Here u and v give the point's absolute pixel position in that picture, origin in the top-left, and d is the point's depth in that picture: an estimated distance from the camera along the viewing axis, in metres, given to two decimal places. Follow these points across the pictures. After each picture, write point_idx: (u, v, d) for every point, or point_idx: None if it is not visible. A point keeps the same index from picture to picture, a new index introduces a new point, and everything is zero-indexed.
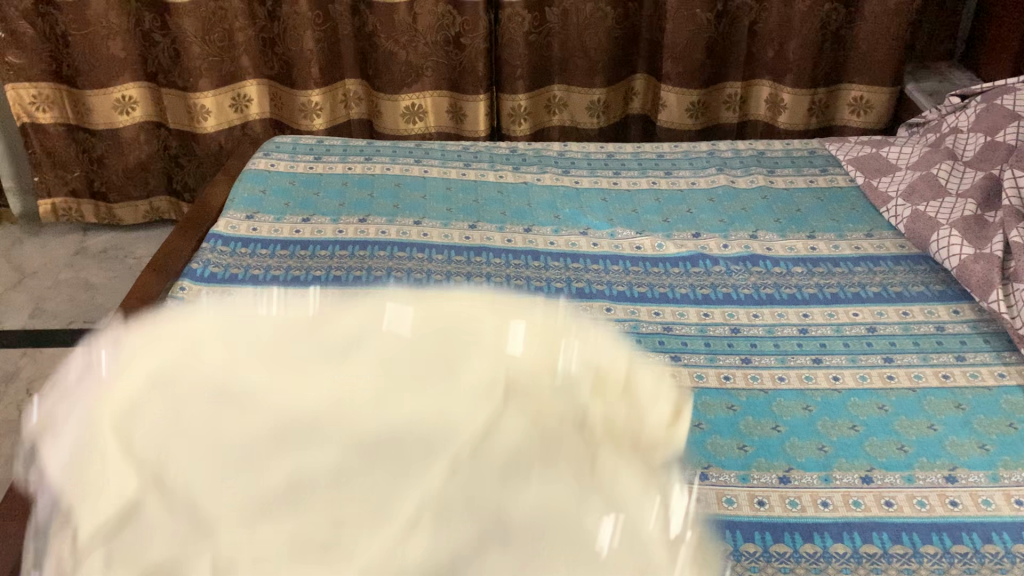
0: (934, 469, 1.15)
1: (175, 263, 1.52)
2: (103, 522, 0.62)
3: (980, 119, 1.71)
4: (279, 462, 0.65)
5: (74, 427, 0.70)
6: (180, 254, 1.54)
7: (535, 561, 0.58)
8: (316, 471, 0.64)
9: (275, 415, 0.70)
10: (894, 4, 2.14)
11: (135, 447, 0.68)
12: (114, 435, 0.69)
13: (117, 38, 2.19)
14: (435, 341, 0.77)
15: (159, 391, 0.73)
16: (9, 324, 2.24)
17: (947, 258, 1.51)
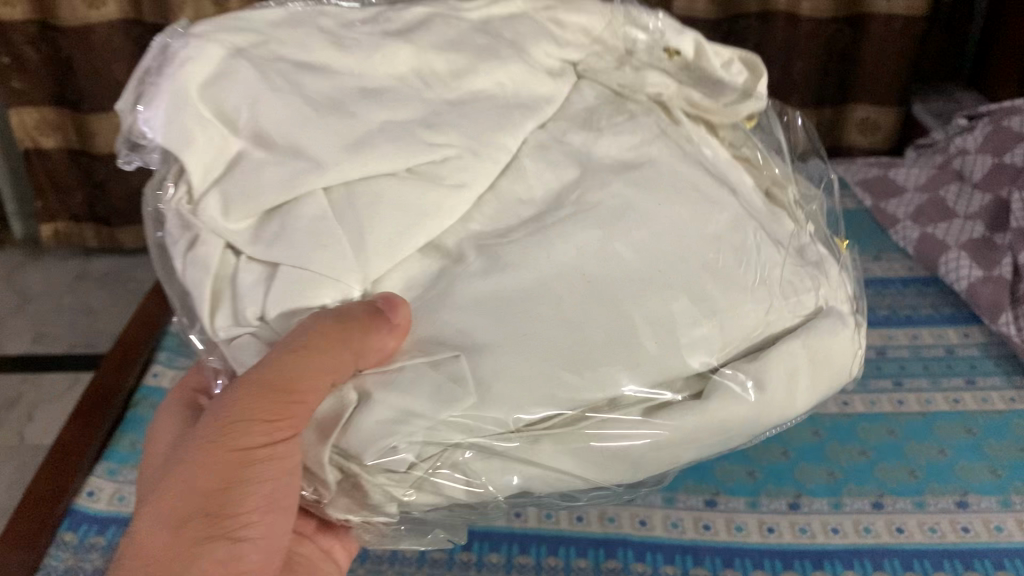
0: (945, 495, 1.13)
1: None
2: (219, 175, 0.80)
3: (988, 140, 1.69)
4: (372, 109, 0.86)
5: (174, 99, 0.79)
6: None
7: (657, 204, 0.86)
8: (410, 118, 0.87)
9: (355, 83, 0.88)
10: (899, 26, 2.11)
11: (226, 108, 0.81)
12: (210, 104, 0.81)
13: (121, 62, 2.19)
14: (471, 39, 0.96)
15: (242, 60, 0.84)
16: (12, 349, 2.24)
17: (956, 281, 1.49)
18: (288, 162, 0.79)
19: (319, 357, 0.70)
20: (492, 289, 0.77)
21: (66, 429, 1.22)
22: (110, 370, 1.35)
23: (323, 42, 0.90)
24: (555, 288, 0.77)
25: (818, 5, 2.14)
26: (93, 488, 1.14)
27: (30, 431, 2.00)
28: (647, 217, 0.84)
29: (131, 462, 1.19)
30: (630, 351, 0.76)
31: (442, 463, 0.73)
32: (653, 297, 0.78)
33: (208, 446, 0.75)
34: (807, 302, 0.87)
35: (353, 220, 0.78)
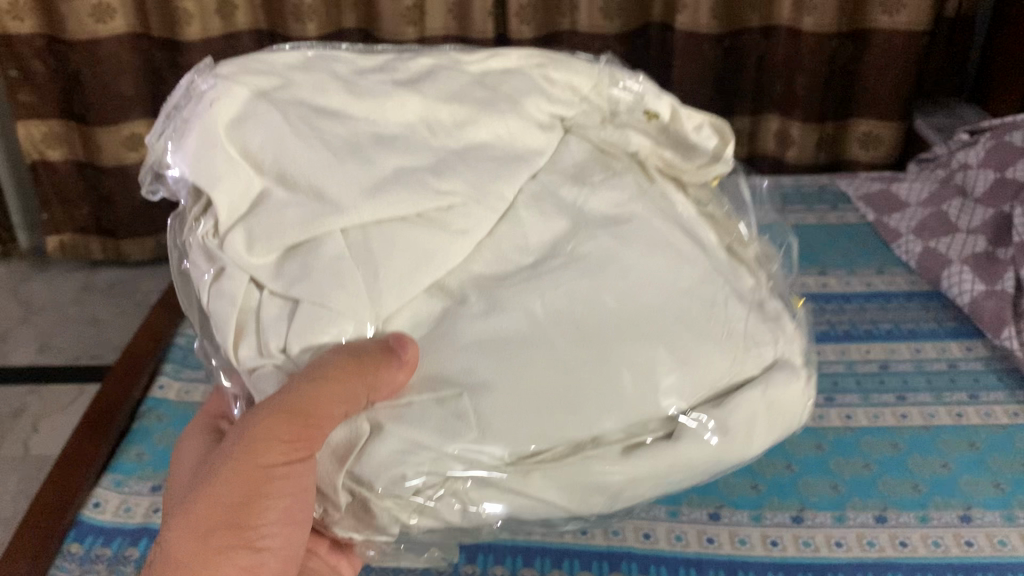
0: (948, 509, 1.13)
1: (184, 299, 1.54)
2: (241, 214, 0.82)
3: (990, 155, 1.70)
4: (386, 154, 0.86)
5: (200, 140, 0.82)
6: None
7: (649, 252, 0.86)
8: (416, 165, 0.86)
9: (367, 128, 0.89)
10: (901, 41, 2.13)
11: (250, 147, 0.84)
12: (235, 142, 0.84)
13: (128, 75, 2.20)
14: (469, 92, 0.94)
15: (263, 102, 0.87)
16: (18, 359, 2.25)
17: (959, 295, 1.50)
18: (308, 203, 0.81)
19: (337, 388, 0.71)
20: (482, 331, 0.78)
21: (72, 441, 1.23)
22: (116, 382, 1.35)
23: (337, 91, 0.91)
24: (542, 334, 0.78)
25: (821, 19, 2.13)
26: (98, 500, 1.15)
27: (35, 442, 2.00)
28: (635, 265, 0.84)
29: (137, 473, 1.20)
30: (612, 400, 0.76)
31: (442, 491, 0.75)
32: (639, 345, 0.78)
33: (235, 461, 0.77)
34: (764, 347, 0.86)
35: (369, 263, 0.78)
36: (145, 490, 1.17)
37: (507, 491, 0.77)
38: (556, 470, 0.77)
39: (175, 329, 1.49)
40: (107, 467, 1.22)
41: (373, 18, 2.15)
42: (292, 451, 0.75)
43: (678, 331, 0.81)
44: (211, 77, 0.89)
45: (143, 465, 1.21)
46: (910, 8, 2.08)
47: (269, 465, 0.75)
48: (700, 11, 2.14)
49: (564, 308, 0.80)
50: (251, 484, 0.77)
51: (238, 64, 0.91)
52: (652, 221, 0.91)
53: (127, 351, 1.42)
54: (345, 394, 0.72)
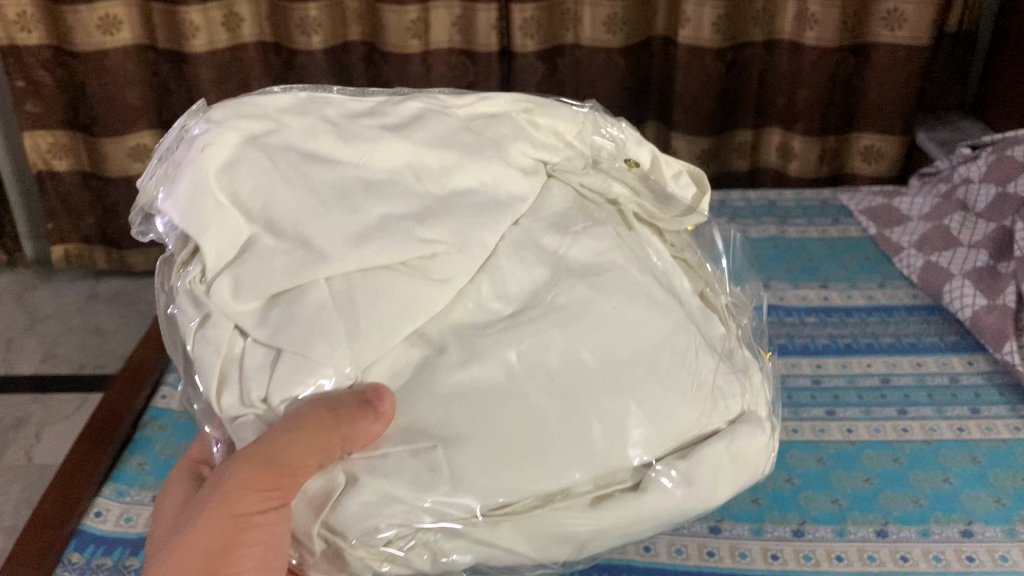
0: (950, 524, 1.13)
1: None
2: (228, 259, 0.81)
3: (992, 170, 1.71)
4: (372, 200, 0.85)
5: (189, 187, 0.81)
6: None
7: (625, 302, 0.87)
8: (404, 212, 0.86)
9: (356, 175, 0.87)
10: (903, 55, 2.14)
11: (240, 194, 0.82)
12: (224, 187, 0.82)
13: (134, 87, 2.22)
14: (456, 137, 0.94)
15: (254, 146, 0.85)
16: (22, 369, 2.25)
17: (960, 309, 1.50)
18: (294, 252, 0.80)
19: (311, 438, 0.71)
20: (458, 381, 0.78)
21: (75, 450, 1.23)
22: (119, 392, 1.36)
23: (327, 132, 0.89)
24: (516, 386, 0.78)
25: (822, 34, 2.15)
26: (100, 509, 1.15)
27: (38, 451, 2.00)
28: (614, 314, 0.85)
29: (139, 483, 1.20)
30: (584, 452, 0.77)
31: (413, 541, 0.75)
32: (613, 399, 0.79)
33: (205, 513, 0.72)
34: (730, 400, 0.88)
35: (351, 314, 0.78)
36: (147, 500, 1.17)
37: (472, 539, 0.77)
38: (521, 519, 0.77)
39: None
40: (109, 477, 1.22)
41: (378, 31, 2.17)
42: (266, 499, 0.72)
43: (652, 384, 0.82)
44: (202, 118, 0.87)
45: (145, 475, 1.21)
46: (910, 24, 2.09)
47: (242, 516, 0.72)
48: (702, 25, 2.15)
49: (539, 359, 0.81)
50: (221, 538, 0.72)
51: (229, 105, 0.88)
52: (624, 266, 0.92)
53: (130, 362, 1.42)
54: (321, 446, 0.71)
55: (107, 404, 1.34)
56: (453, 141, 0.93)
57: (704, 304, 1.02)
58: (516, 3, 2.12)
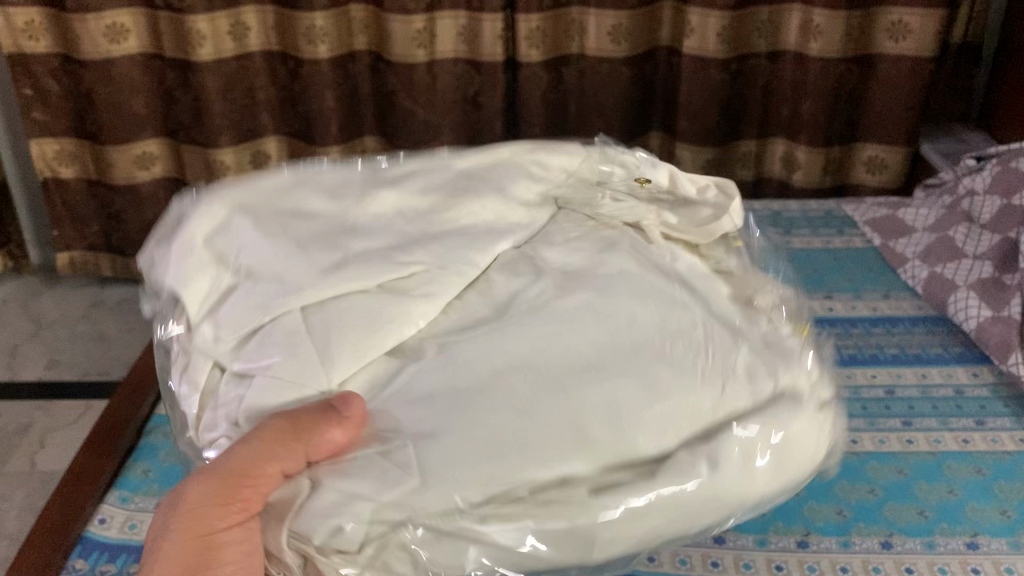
0: (955, 536, 1.13)
1: None
2: (212, 307, 0.89)
3: (996, 181, 1.71)
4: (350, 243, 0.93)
5: (179, 249, 0.91)
6: None
7: (617, 304, 0.88)
8: (377, 249, 0.93)
9: (336, 224, 0.97)
10: (907, 66, 2.15)
11: (222, 250, 0.92)
12: (208, 247, 0.92)
13: (140, 95, 2.23)
14: (439, 187, 1.03)
15: (237, 212, 0.96)
16: (26, 375, 2.26)
17: (966, 320, 1.50)
18: (271, 288, 0.87)
19: (274, 446, 0.73)
20: (436, 384, 0.79)
21: (79, 457, 1.24)
22: (123, 399, 1.36)
23: (311, 196, 1.00)
24: (502, 382, 0.79)
25: (826, 45, 2.17)
26: (104, 516, 1.15)
27: (42, 457, 2.01)
28: (603, 313, 0.87)
29: (143, 490, 1.20)
30: (577, 440, 0.76)
31: (388, 547, 0.71)
32: (597, 384, 0.79)
33: (171, 532, 0.69)
34: (754, 386, 0.86)
35: (322, 335, 0.82)
36: (151, 507, 1.17)
37: (458, 544, 0.73)
38: (515, 515, 0.73)
39: None
40: (112, 484, 1.22)
41: (384, 41, 2.18)
42: (228, 514, 0.70)
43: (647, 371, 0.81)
44: (193, 199, 0.99)
45: (149, 482, 1.21)
46: (915, 35, 2.11)
47: (212, 529, 0.70)
48: (707, 36, 2.17)
49: (528, 357, 0.81)
50: (190, 553, 0.68)
51: (219, 186, 1.01)
52: (625, 267, 0.94)
53: (134, 369, 1.42)
54: (284, 453, 0.73)
55: (111, 411, 1.34)
56: (437, 190, 1.03)
57: (739, 302, 1.00)
58: (521, 13, 2.13)
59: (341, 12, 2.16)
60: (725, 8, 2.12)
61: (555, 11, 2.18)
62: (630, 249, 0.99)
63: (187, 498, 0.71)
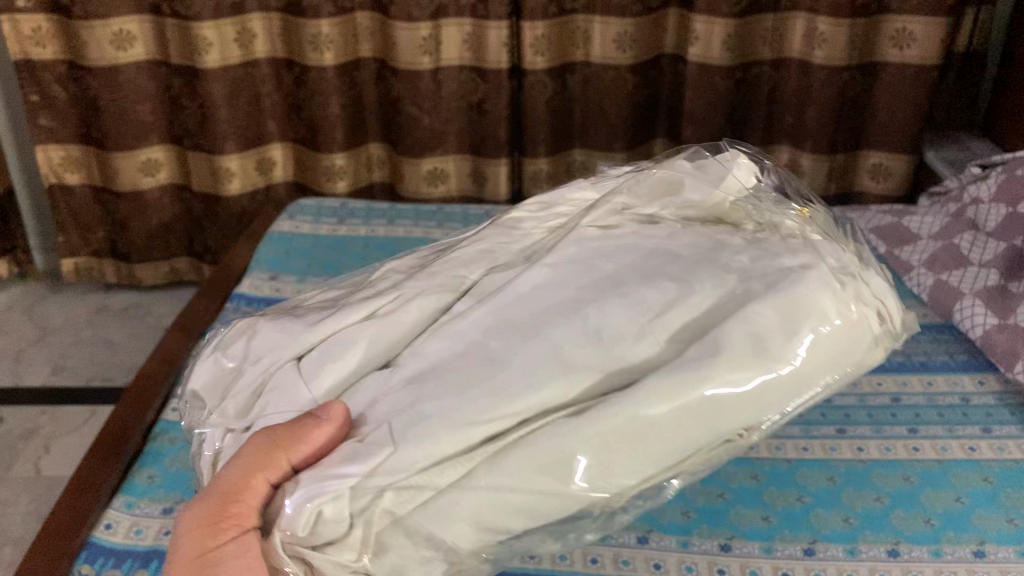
0: (962, 544, 1.12)
1: (200, 323, 1.55)
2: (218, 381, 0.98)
3: (1002, 189, 1.71)
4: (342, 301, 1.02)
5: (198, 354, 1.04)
6: (202, 315, 1.57)
7: (583, 272, 0.95)
8: (365, 295, 1.01)
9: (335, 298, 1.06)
10: (912, 74, 2.16)
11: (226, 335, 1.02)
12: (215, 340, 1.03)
13: (146, 102, 2.23)
14: (428, 254, 1.13)
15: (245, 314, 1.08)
16: (31, 381, 2.26)
17: (972, 328, 1.49)
18: (263, 349, 0.95)
19: (252, 457, 0.79)
20: (413, 365, 0.86)
21: (85, 461, 1.24)
22: (130, 403, 1.36)
23: (316, 296, 1.12)
24: (476, 347, 0.87)
25: (830, 53, 2.17)
26: (110, 521, 1.16)
27: (46, 463, 2.01)
28: (567, 280, 0.94)
29: (149, 496, 1.20)
30: (561, 368, 0.83)
31: (376, 516, 0.77)
32: (551, 334, 0.86)
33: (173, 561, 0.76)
34: (733, 285, 0.92)
35: (303, 374, 0.89)
36: (157, 513, 1.17)
37: (455, 503, 0.78)
38: (509, 456, 0.79)
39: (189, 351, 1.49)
40: (118, 489, 1.23)
41: (389, 48, 2.18)
42: (220, 533, 0.76)
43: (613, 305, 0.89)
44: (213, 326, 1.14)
45: (155, 488, 1.22)
46: (919, 43, 2.12)
47: (206, 549, 0.75)
48: (711, 44, 2.18)
49: (493, 325, 0.89)
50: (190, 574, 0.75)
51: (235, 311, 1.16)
52: (592, 240, 1.00)
53: (141, 374, 1.42)
54: (263, 460, 0.79)
55: (117, 416, 1.34)
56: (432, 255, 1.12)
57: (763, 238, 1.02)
58: (526, 21, 2.14)
59: (347, 19, 2.17)
60: (729, 16, 2.14)
61: (561, 19, 2.19)
62: (631, 234, 1.02)
63: (181, 531, 0.77)
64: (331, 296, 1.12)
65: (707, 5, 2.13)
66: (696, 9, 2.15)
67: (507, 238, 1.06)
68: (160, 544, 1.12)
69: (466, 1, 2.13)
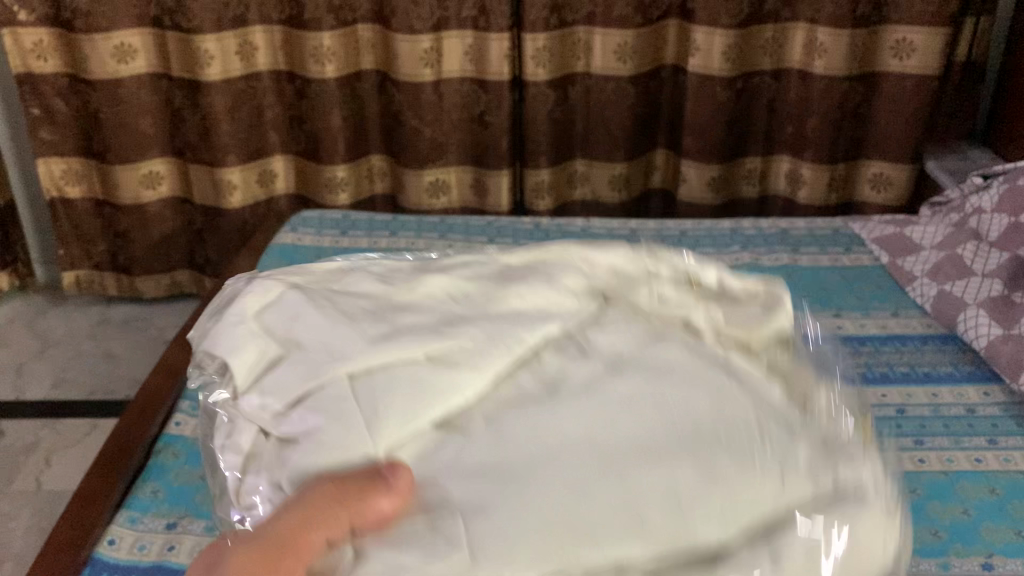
0: (970, 556, 1.12)
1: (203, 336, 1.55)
2: (255, 369, 0.92)
3: (1004, 199, 1.72)
4: (404, 317, 0.97)
5: (234, 319, 0.97)
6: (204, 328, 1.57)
7: (663, 390, 0.86)
8: (427, 323, 0.96)
9: (392, 305, 1.01)
10: (911, 84, 2.17)
11: (269, 324, 0.97)
12: (256, 322, 0.98)
13: (147, 115, 2.24)
14: (484, 275, 1.09)
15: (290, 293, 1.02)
16: (32, 394, 2.25)
17: (976, 339, 1.49)
18: (320, 355, 0.90)
19: (318, 512, 0.71)
20: (482, 460, 0.78)
21: (88, 474, 1.23)
22: (132, 416, 1.36)
23: (366, 285, 1.07)
24: (556, 466, 0.77)
25: (830, 64, 2.19)
26: (114, 537, 1.15)
27: (48, 477, 2.00)
28: (645, 398, 0.85)
29: (153, 511, 1.20)
30: (644, 521, 0.73)
31: None
32: (647, 465, 0.77)
33: None
34: (821, 456, 0.82)
35: (369, 402, 0.83)
36: (161, 528, 1.17)
37: None
38: None
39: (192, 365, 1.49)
40: (122, 503, 1.22)
41: (391, 60, 2.19)
42: None
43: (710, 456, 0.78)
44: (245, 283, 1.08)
45: (158, 502, 1.21)
46: (919, 53, 2.13)
47: None
48: (712, 55, 2.19)
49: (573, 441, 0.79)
50: None
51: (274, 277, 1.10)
52: (668, 352, 0.91)
53: (146, 386, 1.42)
54: (330, 520, 0.71)
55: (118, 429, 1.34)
56: (487, 277, 1.08)
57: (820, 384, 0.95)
58: (527, 32, 2.15)
59: (349, 31, 2.18)
60: (729, 27, 2.15)
61: (562, 31, 2.19)
62: (690, 345, 0.94)
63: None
64: (372, 285, 1.07)
65: (707, 17, 2.14)
66: (696, 21, 2.16)
67: (547, 294, 1.02)
68: (163, 560, 1.12)
69: (467, 14, 2.14)
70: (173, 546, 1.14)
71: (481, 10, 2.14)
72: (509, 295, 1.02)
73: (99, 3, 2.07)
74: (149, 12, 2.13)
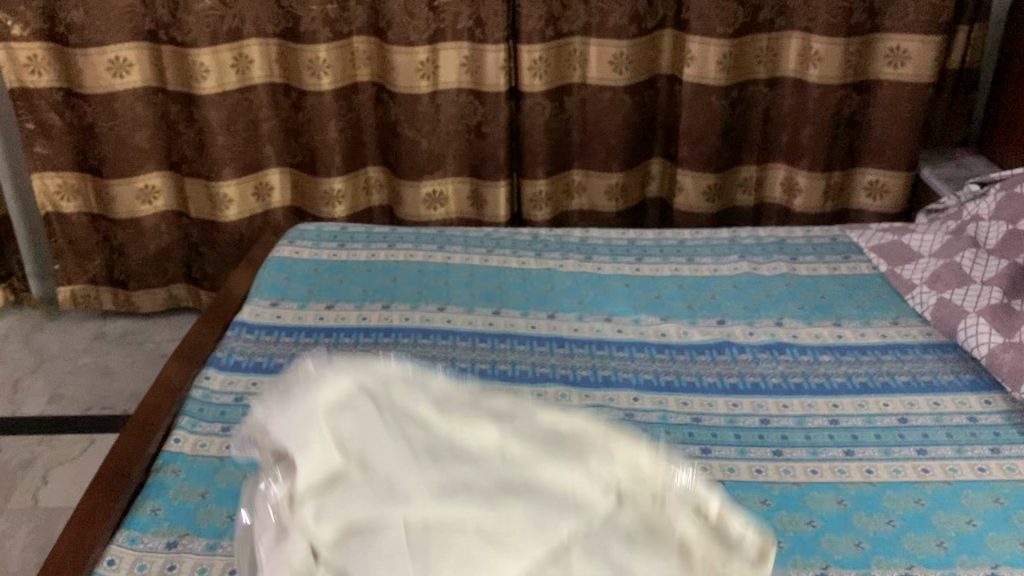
0: (977, 567, 1.12)
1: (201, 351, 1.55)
2: (316, 483, 0.90)
3: (1001, 207, 1.72)
4: (460, 468, 0.92)
5: (297, 423, 0.95)
6: (203, 344, 1.57)
7: None
8: (482, 482, 0.90)
9: (446, 446, 0.95)
10: (906, 91, 2.17)
11: (342, 437, 0.95)
12: (322, 428, 0.95)
13: (143, 128, 2.23)
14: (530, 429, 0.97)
15: (359, 406, 0.98)
16: (28, 410, 2.24)
17: (976, 347, 1.49)
18: (380, 497, 0.88)
19: None
20: None
21: (88, 492, 1.22)
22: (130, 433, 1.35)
23: (426, 411, 1.00)
24: None
25: (825, 72, 2.19)
26: (113, 557, 1.14)
27: (45, 494, 1.99)
28: None
29: (153, 529, 1.19)
30: None
31: None
32: None
33: None
34: None
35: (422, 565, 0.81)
36: (161, 547, 1.16)
37: None
38: None
39: (191, 381, 1.48)
40: (121, 522, 1.21)
41: (387, 72, 2.19)
42: None
43: None
44: (322, 368, 1.02)
45: (158, 521, 1.20)
46: (914, 61, 2.14)
47: None
48: (707, 64, 2.19)
49: None
50: None
51: (353, 364, 1.05)
52: None
53: (144, 402, 1.41)
54: None
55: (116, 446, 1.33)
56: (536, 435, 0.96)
57: None
58: (524, 44, 2.15)
59: (344, 43, 2.17)
60: (724, 36, 2.16)
61: (557, 42, 2.20)
62: None
63: None
64: (429, 414, 0.99)
65: (702, 26, 2.15)
66: (690, 31, 2.16)
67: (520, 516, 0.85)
68: None
69: (463, 25, 2.14)
70: (174, 566, 1.13)
71: (476, 21, 2.14)
72: (543, 472, 0.92)
73: (93, 18, 2.07)
74: (144, 26, 2.12)
